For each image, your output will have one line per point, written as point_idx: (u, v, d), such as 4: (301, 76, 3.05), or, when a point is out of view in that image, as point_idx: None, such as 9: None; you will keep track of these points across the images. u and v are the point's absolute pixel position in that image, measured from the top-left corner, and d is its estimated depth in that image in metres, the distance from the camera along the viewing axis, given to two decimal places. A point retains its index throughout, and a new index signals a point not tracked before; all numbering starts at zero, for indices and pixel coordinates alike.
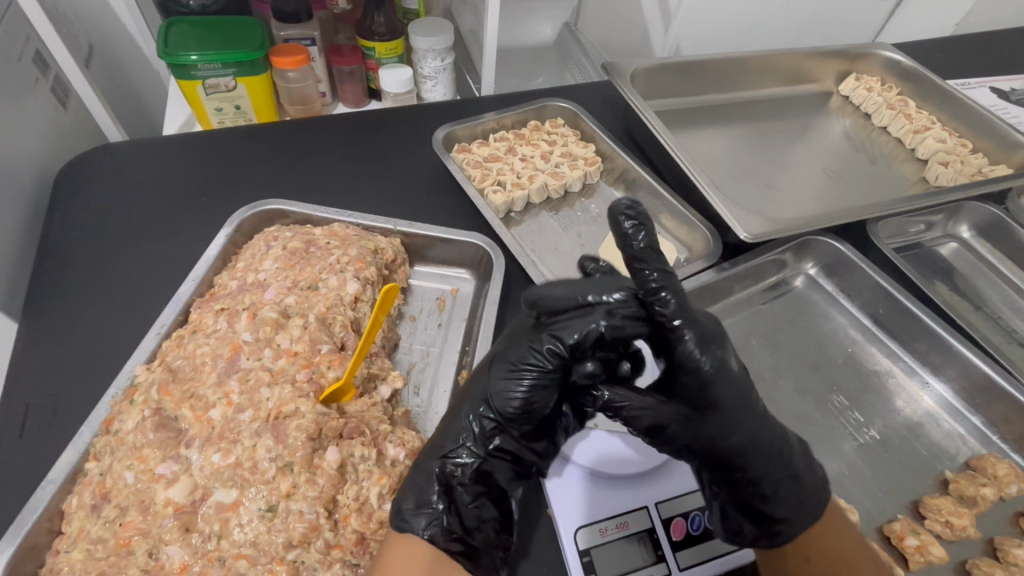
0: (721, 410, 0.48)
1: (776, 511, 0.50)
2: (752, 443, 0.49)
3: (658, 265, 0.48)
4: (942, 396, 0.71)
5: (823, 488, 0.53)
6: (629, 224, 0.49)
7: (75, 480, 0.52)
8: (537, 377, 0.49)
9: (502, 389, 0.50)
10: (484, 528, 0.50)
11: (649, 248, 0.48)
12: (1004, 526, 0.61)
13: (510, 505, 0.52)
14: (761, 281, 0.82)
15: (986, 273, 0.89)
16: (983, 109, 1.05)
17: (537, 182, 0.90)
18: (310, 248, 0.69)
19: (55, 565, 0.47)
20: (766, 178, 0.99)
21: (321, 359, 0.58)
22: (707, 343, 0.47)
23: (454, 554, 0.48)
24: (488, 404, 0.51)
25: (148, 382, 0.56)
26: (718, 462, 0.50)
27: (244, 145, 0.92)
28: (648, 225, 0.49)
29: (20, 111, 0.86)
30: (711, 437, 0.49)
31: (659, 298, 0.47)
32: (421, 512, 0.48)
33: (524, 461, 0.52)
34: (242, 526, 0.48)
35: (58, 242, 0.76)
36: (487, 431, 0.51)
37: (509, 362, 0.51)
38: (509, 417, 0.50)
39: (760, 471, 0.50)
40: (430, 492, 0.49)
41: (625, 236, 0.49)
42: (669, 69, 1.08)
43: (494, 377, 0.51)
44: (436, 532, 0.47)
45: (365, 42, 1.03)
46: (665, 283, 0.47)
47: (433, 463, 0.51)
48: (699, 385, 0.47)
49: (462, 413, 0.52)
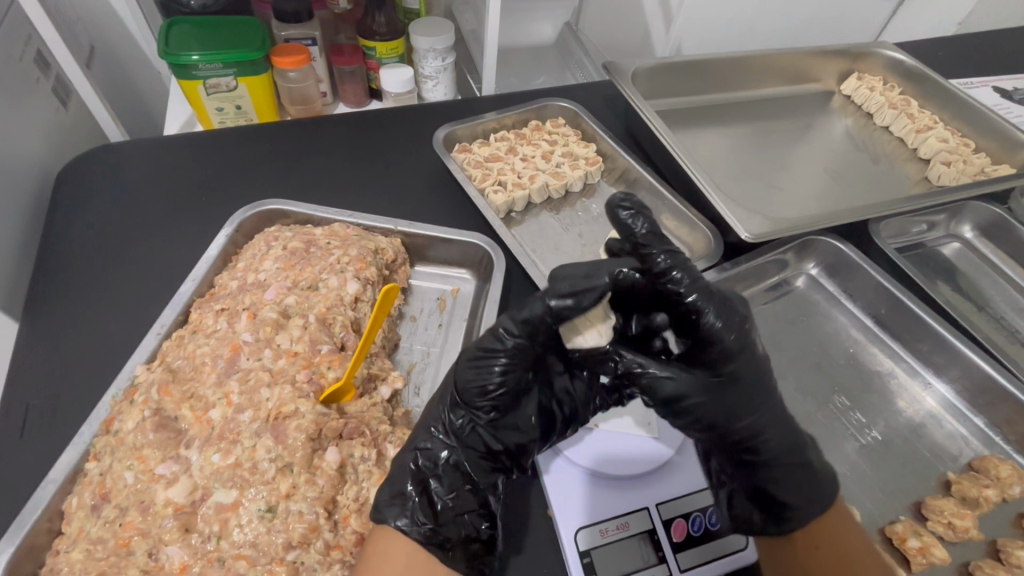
0: (738, 382, 0.50)
1: (784, 495, 0.52)
2: (768, 420, 0.51)
3: (664, 248, 0.51)
4: (944, 396, 0.70)
5: (834, 483, 0.53)
6: (626, 214, 0.53)
7: (75, 480, 0.52)
8: (506, 364, 0.49)
9: (465, 380, 0.51)
10: (459, 520, 0.49)
11: (650, 233, 0.52)
12: (1007, 527, 0.60)
13: (488, 497, 0.51)
14: (763, 281, 0.82)
15: (989, 273, 0.89)
16: (986, 109, 1.05)
17: (538, 181, 0.89)
18: (311, 248, 0.69)
19: (55, 565, 0.47)
20: (766, 177, 0.99)
21: (321, 359, 0.58)
22: (728, 316, 0.49)
23: (429, 544, 0.47)
24: (457, 395, 0.52)
25: (149, 382, 0.56)
26: (732, 441, 0.52)
27: (244, 145, 0.92)
28: (644, 214, 0.53)
29: (20, 110, 0.86)
30: (728, 412, 0.50)
31: (671, 278, 0.49)
32: (395, 502, 0.48)
33: (496, 451, 0.53)
34: (242, 526, 0.47)
35: (59, 242, 0.76)
36: (458, 423, 0.52)
37: (468, 353, 0.51)
38: (476, 405, 0.51)
39: (777, 451, 0.52)
40: (405, 482, 0.49)
41: (626, 226, 0.53)
42: (670, 69, 1.07)
43: (456, 368, 0.52)
44: (407, 523, 0.47)
45: (365, 42, 1.03)
46: (675, 262, 0.50)
47: (406, 456, 0.51)
48: (723, 355, 0.49)
49: (434, 408, 0.54)
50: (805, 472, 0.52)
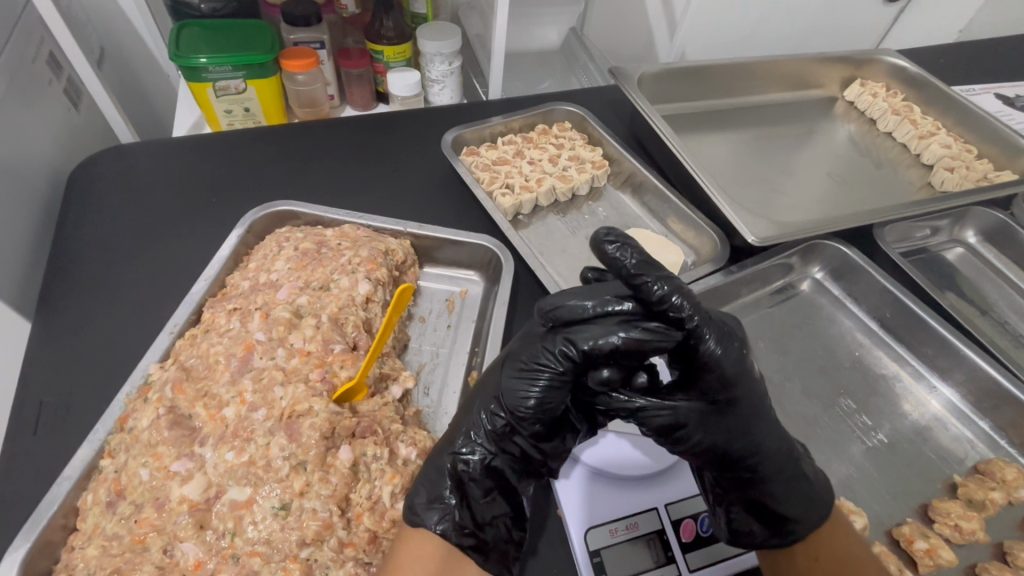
0: (737, 407, 0.49)
1: (784, 509, 0.51)
2: (762, 444, 0.51)
3: (661, 275, 0.46)
4: (950, 400, 0.71)
5: (829, 489, 0.53)
6: (612, 248, 0.46)
7: (91, 477, 0.52)
8: (552, 379, 0.49)
9: (514, 388, 0.50)
10: (495, 523, 0.51)
11: (643, 263, 0.46)
12: (1012, 529, 0.61)
13: (520, 501, 0.53)
14: (769, 285, 0.82)
15: (992, 278, 0.89)
16: (989, 116, 1.05)
17: (546, 185, 0.90)
18: (322, 250, 0.69)
19: (71, 561, 0.47)
20: (771, 182, 1.00)
21: (334, 359, 0.58)
22: (726, 341, 0.48)
23: (465, 548, 0.48)
24: (499, 402, 0.52)
25: (163, 380, 0.56)
26: (730, 461, 0.51)
27: (254, 147, 0.92)
28: (630, 244, 0.47)
29: (33, 111, 0.86)
30: (727, 434, 0.50)
31: (671, 304, 0.46)
32: (433, 507, 0.48)
33: (531, 458, 0.53)
34: (256, 523, 0.48)
35: (70, 242, 0.77)
36: (499, 428, 0.52)
37: (521, 361, 0.51)
38: (520, 415, 0.50)
39: (774, 467, 0.52)
40: (443, 487, 0.49)
41: (613, 260, 0.46)
42: (675, 75, 1.09)
43: (506, 375, 0.51)
44: (448, 526, 0.47)
45: (374, 46, 1.04)
46: (673, 289, 0.46)
47: (444, 459, 0.51)
48: (721, 382, 0.48)
49: (474, 410, 0.53)
50: (801, 483, 0.52)
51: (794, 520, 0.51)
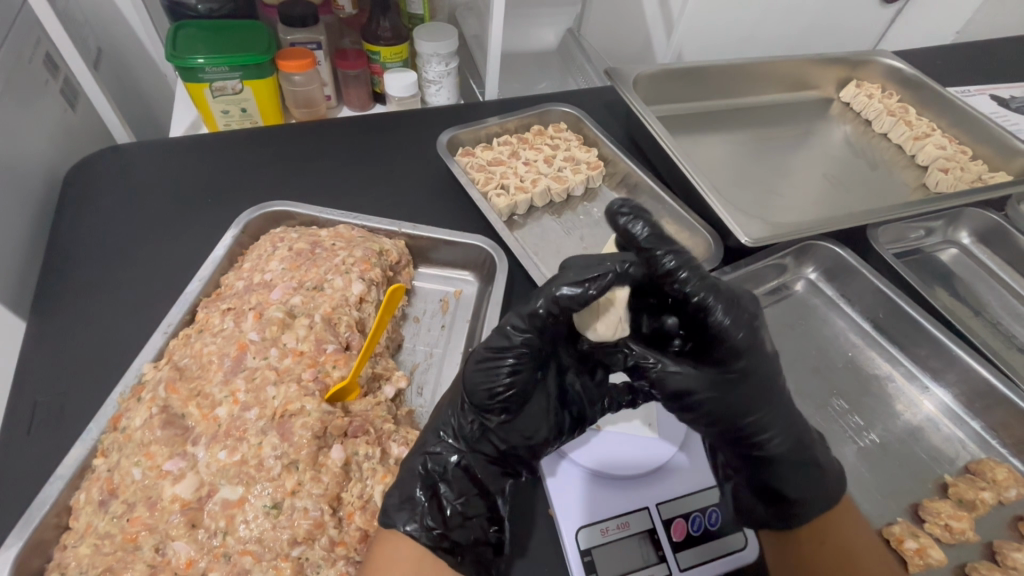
0: (749, 379, 0.51)
1: (790, 492, 0.54)
2: (773, 424, 0.53)
3: (671, 248, 0.50)
4: (942, 400, 0.71)
5: (840, 480, 0.55)
6: (625, 219, 0.52)
7: (83, 476, 0.52)
8: (517, 363, 0.49)
9: (477, 381, 0.50)
10: (469, 524, 0.50)
11: (654, 236, 0.51)
12: (1003, 529, 0.61)
13: (497, 501, 0.53)
14: (762, 285, 0.83)
15: (985, 279, 0.90)
16: (983, 117, 1.06)
17: (541, 185, 0.90)
18: (316, 250, 0.70)
19: (63, 560, 0.48)
20: (765, 183, 1.00)
21: (326, 359, 0.59)
22: (736, 313, 0.50)
23: (438, 550, 0.48)
24: (465, 399, 0.52)
25: (156, 380, 0.56)
26: (741, 436, 0.54)
27: (250, 148, 0.93)
28: (645, 217, 0.52)
29: (29, 111, 0.87)
30: (739, 405, 0.51)
31: (677, 278, 0.49)
32: (404, 507, 0.49)
33: (504, 454, 0.53)
34: (248, 522, 0.48)
35: (66, 242, 0.77)
36: (467, 424, 0.52)
37: (479, 354, 0.50)
38: (487, 408, 0.51)
39: (785, 448, 0.54)
40: (414, 487, 0.50)
41: (629, 234, 0.51)
42: (671, 76, 1.09)
43: (468, 369, 0.51)
44: (417, 528, 0.48)
45: (370, 46, 1.04)
46: (682, 263, 0.50)
47: (415, 460, 0.52)
48: (731, 352, 0.50)
49: (446, 413, 0.54)
50: (809, 469, 0.54)
51: (797, 505, 0.54)
